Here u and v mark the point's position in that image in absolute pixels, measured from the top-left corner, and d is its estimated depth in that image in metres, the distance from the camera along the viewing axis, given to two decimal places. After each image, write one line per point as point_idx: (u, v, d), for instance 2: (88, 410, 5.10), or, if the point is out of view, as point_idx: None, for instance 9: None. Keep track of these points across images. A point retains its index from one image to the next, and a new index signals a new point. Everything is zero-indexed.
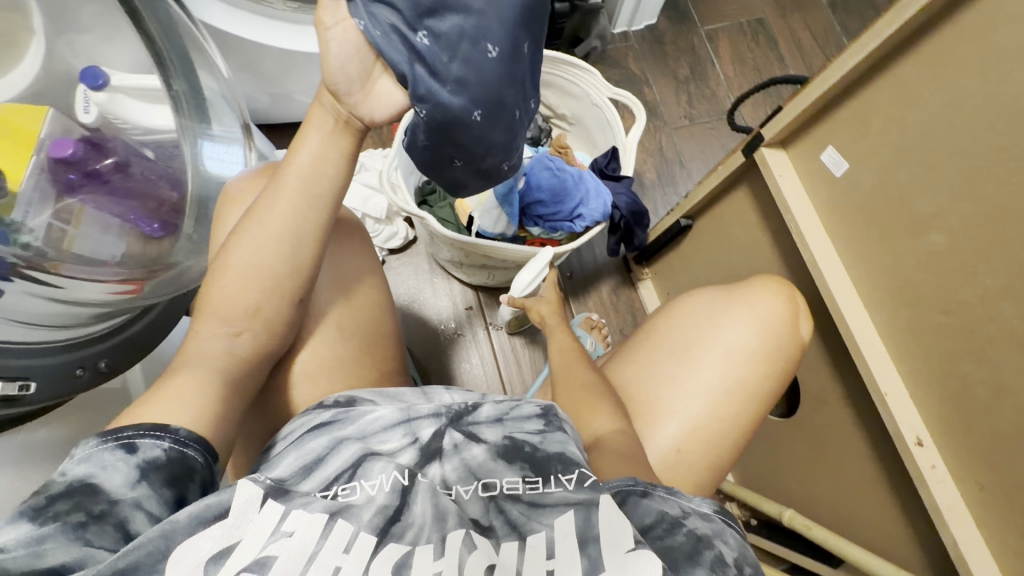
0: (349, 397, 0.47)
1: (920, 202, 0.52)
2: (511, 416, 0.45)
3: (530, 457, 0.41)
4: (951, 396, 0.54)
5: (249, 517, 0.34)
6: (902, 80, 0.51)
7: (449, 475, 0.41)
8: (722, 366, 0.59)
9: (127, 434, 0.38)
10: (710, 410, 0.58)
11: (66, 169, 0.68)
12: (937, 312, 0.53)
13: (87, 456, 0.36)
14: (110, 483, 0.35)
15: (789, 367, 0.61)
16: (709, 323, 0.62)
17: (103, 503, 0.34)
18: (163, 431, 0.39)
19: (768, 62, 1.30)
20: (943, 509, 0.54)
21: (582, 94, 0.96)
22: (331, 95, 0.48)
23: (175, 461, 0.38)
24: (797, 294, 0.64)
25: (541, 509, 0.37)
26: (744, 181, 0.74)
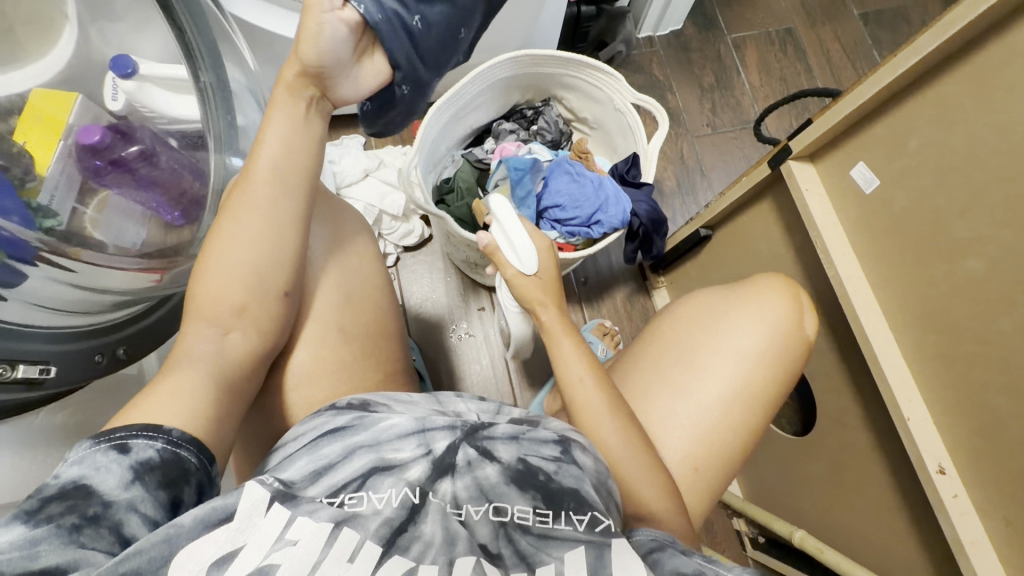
0: (363, 401, 0.46)
1: (958, 224, 0.51)
2: (527, 436, 0.43)
3: (543, 487, 0.40)
4: (978, 425, 0.52)
5: (255, 521, 0.35)
6: (944, 97, 0.49)
7: (460, 492, 0.39)
8: (730, 369, 0.58)
9: (120, 435, 0.38)
10: (721, 411, 0.57)
11: (92, 155, 0.69)
12: (969, 339, 0.52)
13: (80, 458, 0.36)
14: (104, 484, 0.36)
15: (796, 365, 0.60)
16: (710, 323, 0.61)
17: (98, 504, 0.34)
18: (157, 432, 0.40)
19: (795, 72, 1.28)
20: (965, 542, 0.52)
21: (605, 98, 0.95)
22: (301, 71, 0.54)
23: (169, 462, 0.39)
24: (800, 289, 0.63)
25: (551, 541, 0.37)
26: (769, 194, 0.73)
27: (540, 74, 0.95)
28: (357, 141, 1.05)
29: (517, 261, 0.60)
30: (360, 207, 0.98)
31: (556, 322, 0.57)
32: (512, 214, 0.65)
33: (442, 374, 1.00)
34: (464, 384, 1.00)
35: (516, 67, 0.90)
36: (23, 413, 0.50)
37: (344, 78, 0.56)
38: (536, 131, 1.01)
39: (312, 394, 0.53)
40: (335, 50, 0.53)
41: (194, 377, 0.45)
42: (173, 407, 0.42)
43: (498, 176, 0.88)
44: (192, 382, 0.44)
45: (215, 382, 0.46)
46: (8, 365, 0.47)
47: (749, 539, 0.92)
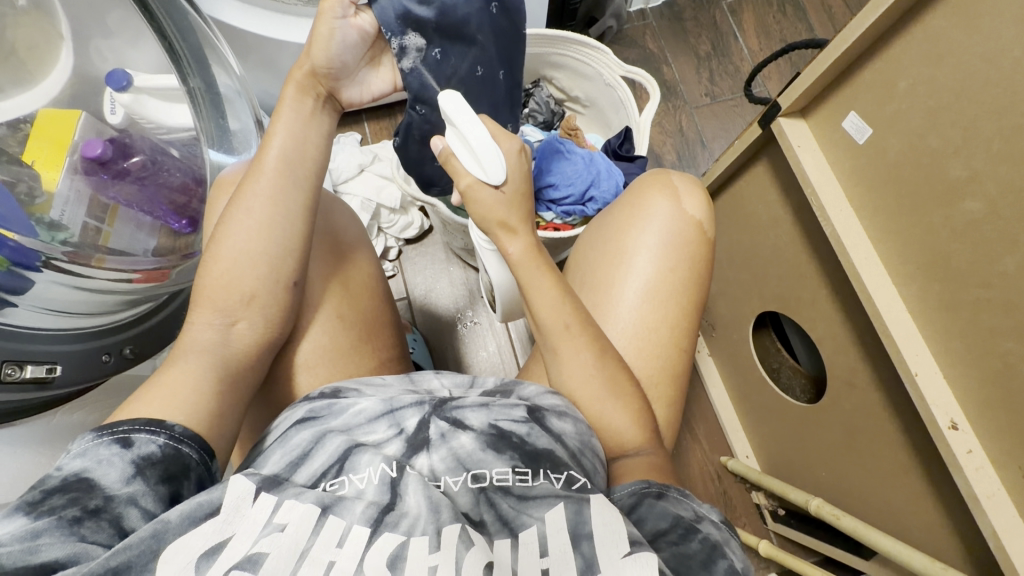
0: (334, 389, 0.48)
1: (953, 166, 0.48)
2: (496, 403, 0.47)
3: (519, 447, 0.43)
4: (989, 375, 0.50)
5: (242, 512, 0.36)
6: (929, 34, 0.47)
7: (437, 466, 0.42)
8: (634, 273, 0.58)
9: (122, 429, 0.39)
10: (636, 313, 0.57)
11: (99, 168, 0.72)
12: (974, 286, 0.49)
13: (83, 451, 0.38)
14: (105, 477, 0.37)
15: (699, 254, 0.59)
16: (608, 235, 0.61)
17: (100, 497, 0.36)
18: (159, 427, 0.41)
19: (796, 32, 1.24)
20: (980, 496, 0.50)
21: (595, 74, 0.94)
22: (312, 79, 0.54)
23: (170, 457, 0.40)
24: (672, 176, 0.62)
25: (530, 502, 0.40)
26: (764, 155, 0.71)
27: (528, 55, 0.94)
28: (353, 139, 1.06)
29: (478, 169, 0.51)
30: (357, 202, 0.99)
31: (523, 255, 0.53)
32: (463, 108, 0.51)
33: (449, 362, 1.01)
34: (471, 371, 1.00)
35: None
36: (42, 412, 0.53)
37: (351, 82, 0.56)
38: (528, 113, 1.00)
39: (307, 381, 0.54)
40: (343, 55, 0.52)
41: (193, 366, 0.46)
42: (169, 397, 0.43)
43: None
44: (187, 374, 0.46)
45: (216, 371, 0.47)
46: (17, 366, 0.50)
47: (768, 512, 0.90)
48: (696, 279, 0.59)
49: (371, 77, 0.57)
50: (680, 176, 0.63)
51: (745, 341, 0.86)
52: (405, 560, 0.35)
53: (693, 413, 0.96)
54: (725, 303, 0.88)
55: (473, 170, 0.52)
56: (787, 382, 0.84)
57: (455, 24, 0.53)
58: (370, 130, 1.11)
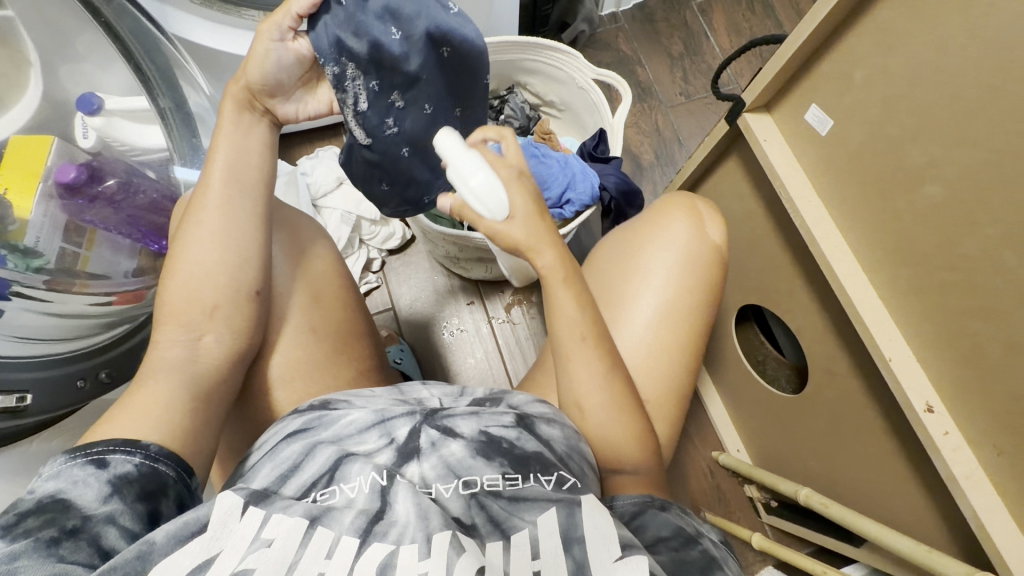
0: (323, 401, 0.48)
1: (913, 152, 0.49)
2: (486, 412, 0.47)
3: (508, 453, 0.43)
4: (960, 357, 0.50)
5: (230, 526, 0.36)
6: (881, 25, 0.48)
7: (428, 473, 0.42)
8: (649, 294, 0.58)
9: (96, 450, 0.39)
10: (650, 334, 0.57)
11: (72, 194, 0.71)
12: (942, 270, 0.49)
13: (56, 473, 0.38)
14: (82, 497, 0.37)
15: (712, 276, 0.60)
16: (623, 254, 0.61)
17: (77, 517, 0.36)
18: (135, 447, 0.40)
19: (766, 29, 1.26)
20: (958, 478, 0.51)
21: (567, 78, 0.95)
22: (249, 92, 0.53)
23: (147, 476, 0.40)
24: (697, 202, 0.63)
25: (523, 506, 0.40)
26: (734, 151, 0.72)
27: (501, 62, 0.95)
28: (332, 151, 1.06)
29: (479, 206, 0.47)
30: (337, 216, 1.00)
31: (555, 268, 0.49)
32: (461, 148, 0.49)
33: (436, 370, 1.01)
34: (459, 378, 1.00)
35: None
36: (14, 441, 0.53)
37: (287, 99, 0.54)
38: (504, 120, 1.01)
39: (283, 397, 0.54)
40: (279, 75, 0.51)
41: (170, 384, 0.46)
42: (137, 418, 0.43)
43: None
44: (155, 395, 0.45)
45: (190, 390, 0.47)
46: None
47: (762, 505, 0.90)
48: (705, 291, 0.59)
49: (307, 97, 0.55)
50: (701, 202, 0.63)
51: (729, 336, 0.86)
52: (393, 569, 0.34)
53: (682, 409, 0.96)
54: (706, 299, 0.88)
55: (475, 207, 0.48)
56: (773, 373, 0.84)
57: (391, 57, 0.48)
58: None
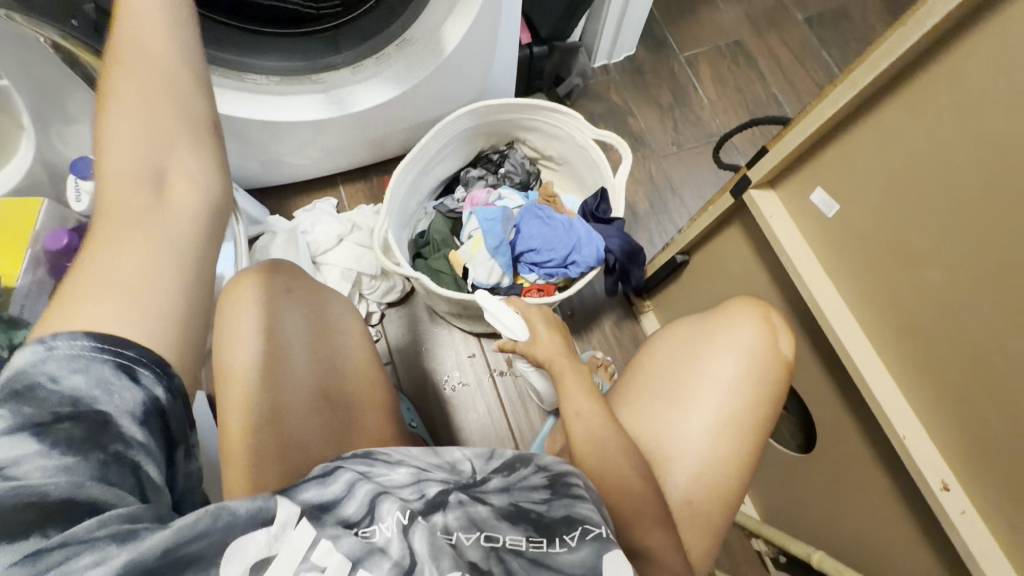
0: (367, 449, 0.48)
1: (917, 241, 0.51)
2: (519, 484, 0.45)
3: (536, 521, 0.42)
4: (974, 438, 0.51)
5: (287, 533, 0.33)
6: (885, 123, 0.51)
7: (451, 522, 0.41)
8: (711, 400, 0.58)
9: (127, 355, 0.31)
10: (707, 445, 0.56)
11: (64, 258, 0.69)
12: (953, 354, 0.51)
13: (78, 368, 0.30)
14: (115, 412, 0.30)
15: (779, 387, 0.59)
16: (683, 355, 0.62)
17: (116, 439, 0.29)
18: (159, 373, 0.32)
19: (750, 81, 1.31)
20: (977, 557, 0.51)
21: (567, 137, 0.96)
22: None
23: (167, 411, 0.32)
24: (773, 312, 0.64)
25: (542, 568, 0.38)
26: (737, 218, 0.74)
27: (501, 120, 0.97)
28: (330, 204, 1.07)
29: (506, 331, 0.68)
30: (337, 272, 0.99)
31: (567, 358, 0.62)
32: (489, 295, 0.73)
33: (438, 426, 0.99)
34: (462, 435, 0.98)
35: (473, 118, 0.92)
36: None
37: None
38: (504, 175, 1.02)
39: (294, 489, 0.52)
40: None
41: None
42: None
43: (471, 227, 0.92)
44: None
45: None
46: None
47: (771, 560, 0.91)
48: (759, 396, 0.58)
49: None
50: (777, 313, 0.64)
51: None
52: None
53: None
54: None
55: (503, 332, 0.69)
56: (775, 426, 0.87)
57: None
58: (347, 193, 1.13)
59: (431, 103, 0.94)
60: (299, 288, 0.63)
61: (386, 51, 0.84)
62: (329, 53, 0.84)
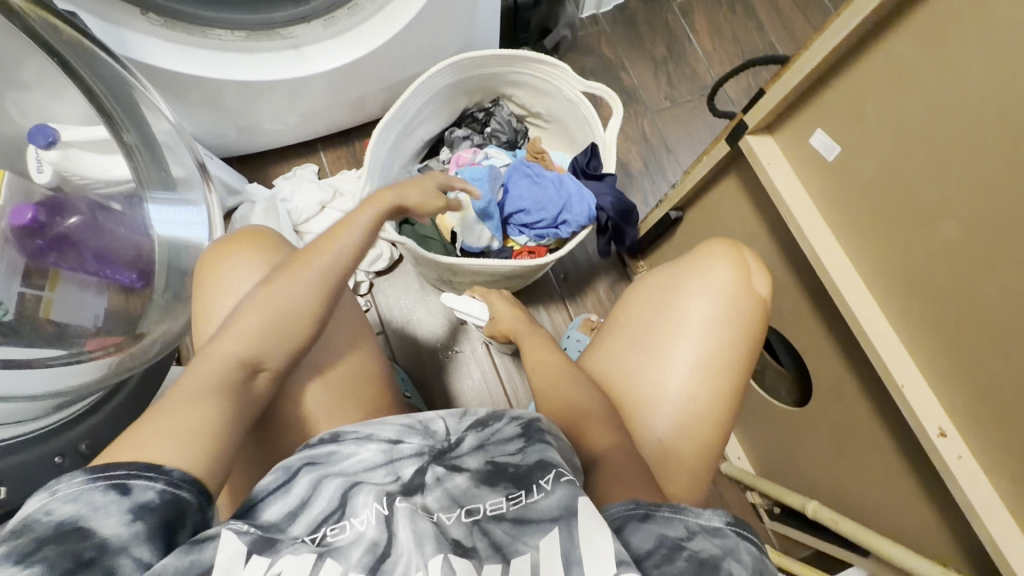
0: (333, 432, 0.47)
1: (925, 188, 0.48)
2: (493, 441, 0.47)
3: (512, 475, 0.43)
4: (975, 386, 0.50)
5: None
6: (893, 58, 0.47)
7: (431, 503, 0.42)
8: (685, 344, 0.56)
9: (119, 473, 0.35)
10: (685, 388, 0.55)
11: (32, 236, 0.66)
12: (958, 302, 0.49)
13: (74, 496, 0.34)
14: (102, 526, 0.33)
15: (755, 326, 0.57)
16: (657, 304, 0.59)
17: (95, 544, 0.32)
18: (158, 473, 0.36)
19: (747, 31, 1.25)
20: (974, 503, 0.51)
21: (555, 90, 0.92)
22: None
23: (168, 505, 0.35)
24: (749, 255, 0.60)
25: (528, 528, 0.39)
26: (733, 170, 0.70)
27: (485, 75, 0.92)
28: (310, 170, 1.02)
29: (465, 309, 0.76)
30: None
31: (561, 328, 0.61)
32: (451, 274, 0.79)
33: (432, 395, 0.98)
34: (457, 402, 0.98)
35: (455, 72, 0.87)
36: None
37: None
38: (491, 135, 0.98)
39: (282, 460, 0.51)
40: None
41: (211, 420, 0.41)
42: None
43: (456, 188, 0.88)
44: None
45: None
46: None
47: (765, 511, 0.93)
48: (738, 339, 0.57)
49: None
50: (749, 252, 0.61)
51: None
52: None
53: None
54: None
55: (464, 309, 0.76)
56: (773, 384, 0.86)
57: None
58: (327, 159, 1.08)
59: (410, 58, 0.89)
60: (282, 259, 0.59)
61: (359, 2, 0.78)
62: (298, 4, 0.77)
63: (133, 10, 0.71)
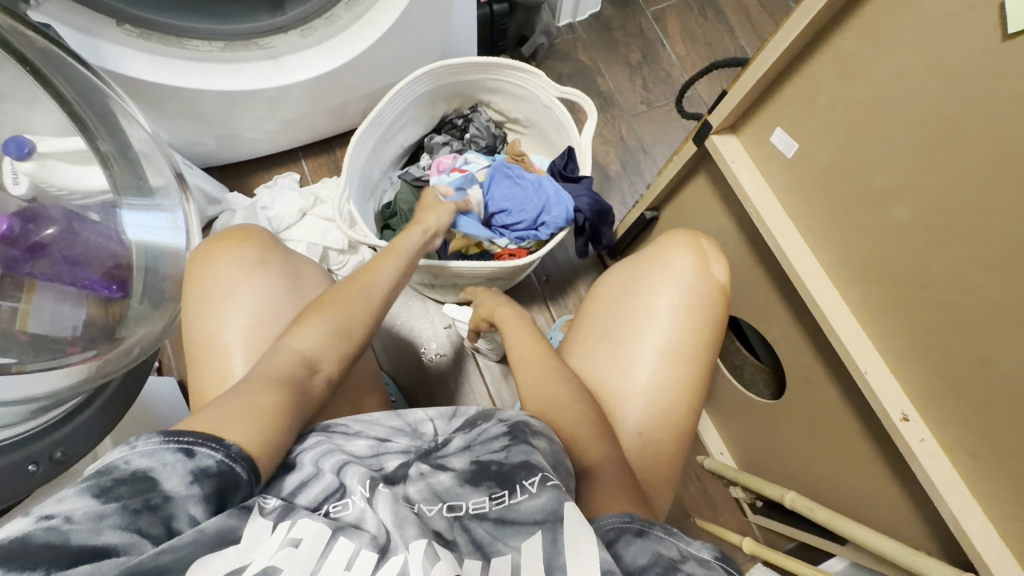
0: (325, 423, 0.50)
1: (879, 177, 0.51)
2: (479, 442, 0.48)
3: (496, 473, 0.44)
4: (932, 368, 0.52)
5: (261, 541, 0.35)
6: (841, 55, 0.50)
7: (414, 494, 0.44)
8: (652, 330, 0.57)
9: (188, 438, 0.36)
10: (654, 372, 0.56)
11: (8, 246, 0.63)
12: (911, 287, 0.51)
13: (151, 450, 0.35)
14: (166, 481, 0.35)
15: (716, 310, 0.59)
16: (625, 294, 0.61)
17: (161, 496, 0.34)
18: (219, 443, 0.37)
19: (718, 35, 1.28)
20: (937, 482, 0.52)
21: (531, 96, 0.94)
22: None
23: (224, 475, 0.36)
24: (703, 240, 0.63)
25: (507, 530, 0.40)
26: (703, 168, 0.72)
27: (462, 81, 0.93)
28: (291, 179, 1.03)
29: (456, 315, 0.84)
30: (302, 248, 0.96)
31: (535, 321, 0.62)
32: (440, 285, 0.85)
33: (417, 398, 0.98)
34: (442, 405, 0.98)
35: (432, 79, 0.89)
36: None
37: None
38: (469, 139, 0.99)
39: None
40: None
41: (265, 405, 0.42)
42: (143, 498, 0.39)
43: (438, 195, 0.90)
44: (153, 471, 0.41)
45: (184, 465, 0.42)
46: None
47: (749, 506, 0.94)
48: (704, 324, 0.58)
49: None
50: (704, 240, 0.63)
51: None
52: None
53: None
54: None
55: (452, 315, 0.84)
56: (751, 378, 0.86)
57: None
58: (308, 167, 1.09)
59: (388, 66, 0.90)
60: (272, 258, 0.62)
61: (335, 11, 0.80)
62: (275, 15, 0.78)
63: (109, 22, 0.71)
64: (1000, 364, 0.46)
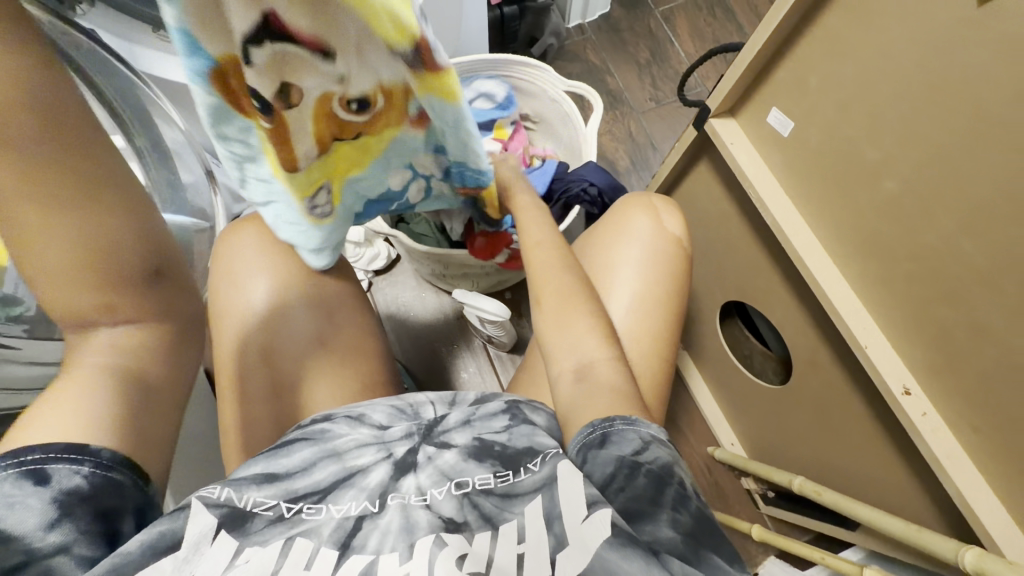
0: (326, 415, 0.52)
1: (870, 151, 0.51)
2: (478, 420, 0.50)
3: (499, 454, 0.46)
4: (930, 341, 0.52)
5: (202, 548, 0.37)
6: (828, 33, 0.51)
7: (423, 482, 0.45)
8: (620, 284, 0.61)
9: (32, 459, 0.33)
10: (626, 321, 0.59)
11: None
12: (905, 259, 0.52)
13: None
14: (22, 526, 0.32)
15: (681, 267, 0.63)
16: (591, 256, 0.64)
17: (19, 551, 0.31)
18: (82, 454, 0.34)
19: (727, 33, 1.29)
20: (939, 456, 0.52)
21: (539, 92, 0.97)
22: None
23: (100, 488, 0.34)
24: (653, 199, 0.67)
25: (513, 499, 0.42)
26: (706, 154, 0.74)
27: None
28: None
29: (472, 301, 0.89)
30: None
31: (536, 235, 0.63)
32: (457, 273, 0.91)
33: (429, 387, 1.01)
34: None
35: None
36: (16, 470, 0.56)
37: None
38: None
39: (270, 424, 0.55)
40: None
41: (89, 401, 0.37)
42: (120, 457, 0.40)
43: None
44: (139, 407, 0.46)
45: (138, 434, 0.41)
46: None
47: (760, 496, 0.93)
48: (675, 281, 0.62)
49: None
50: (658, 198, 0.67)
51: (714, 333, 0.88)
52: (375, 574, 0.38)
53: (675, 408, 0.99)
54: (689, 297, 0.90)
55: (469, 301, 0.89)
56: (760, 367, 0.86)
57: None
58: None
59: None
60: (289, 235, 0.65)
61: None
62: None
63: (144, 27, 0.76)
64: (997, 332, 0.46)
